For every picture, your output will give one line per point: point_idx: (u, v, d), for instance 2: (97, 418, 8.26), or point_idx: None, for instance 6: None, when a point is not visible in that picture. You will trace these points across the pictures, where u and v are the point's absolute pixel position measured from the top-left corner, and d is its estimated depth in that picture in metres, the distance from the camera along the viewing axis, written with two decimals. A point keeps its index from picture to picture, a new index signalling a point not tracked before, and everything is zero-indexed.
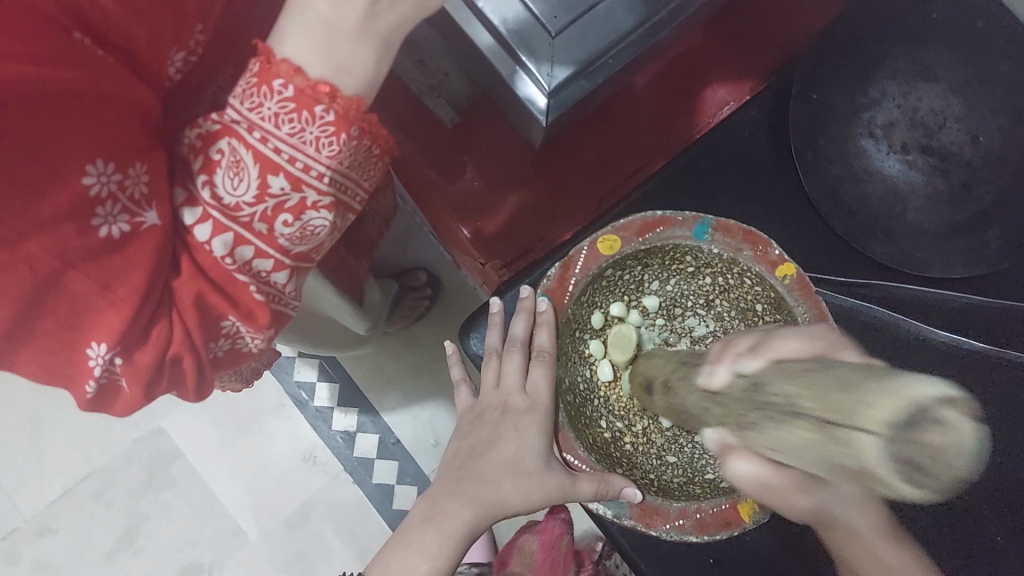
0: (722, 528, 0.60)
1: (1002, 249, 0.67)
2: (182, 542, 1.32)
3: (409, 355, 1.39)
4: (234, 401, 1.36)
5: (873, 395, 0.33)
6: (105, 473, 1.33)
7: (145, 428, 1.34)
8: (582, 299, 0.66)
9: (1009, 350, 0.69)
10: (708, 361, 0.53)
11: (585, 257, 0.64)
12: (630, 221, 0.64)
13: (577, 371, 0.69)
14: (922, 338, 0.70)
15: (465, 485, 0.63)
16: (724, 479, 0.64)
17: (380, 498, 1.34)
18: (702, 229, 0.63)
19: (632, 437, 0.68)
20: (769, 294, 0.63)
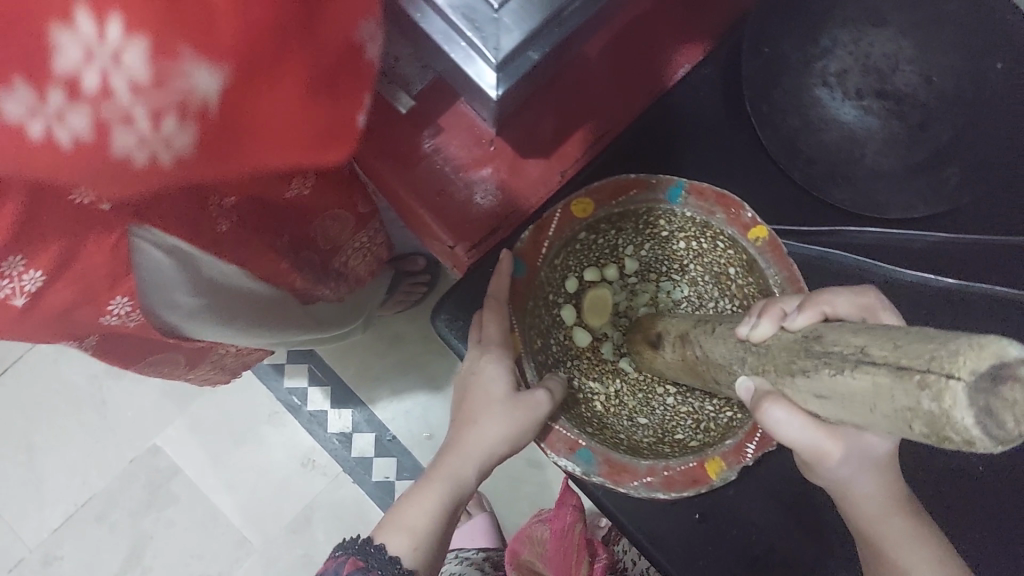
0: (689, 486, 0.66)
1: (961, 182, 0.68)
2: (190, 557, 1.32)
3: (393, 352, 1.41)
4: (225, 412, 1.37)
5: (966, 341, 0.32)
6: (104, 495, 1.32)
7: (141, 447, 1.34)
8: (556, 260, 0.72)
9: (976, 283, 0.70)
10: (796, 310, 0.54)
11: (559, 219, 0.69)
12: (602, 185, 0.70)
13: (553, 334, 0.74)
14: (887, 279, 0.71)
15: (456, 434, 0.67)
16: (693, 438, 0.70)
17: (382, 494, 1.36)
18: (676, 192, 0.69)
19: (606, 398, 0.74)
20: (743, 254, 0.68)
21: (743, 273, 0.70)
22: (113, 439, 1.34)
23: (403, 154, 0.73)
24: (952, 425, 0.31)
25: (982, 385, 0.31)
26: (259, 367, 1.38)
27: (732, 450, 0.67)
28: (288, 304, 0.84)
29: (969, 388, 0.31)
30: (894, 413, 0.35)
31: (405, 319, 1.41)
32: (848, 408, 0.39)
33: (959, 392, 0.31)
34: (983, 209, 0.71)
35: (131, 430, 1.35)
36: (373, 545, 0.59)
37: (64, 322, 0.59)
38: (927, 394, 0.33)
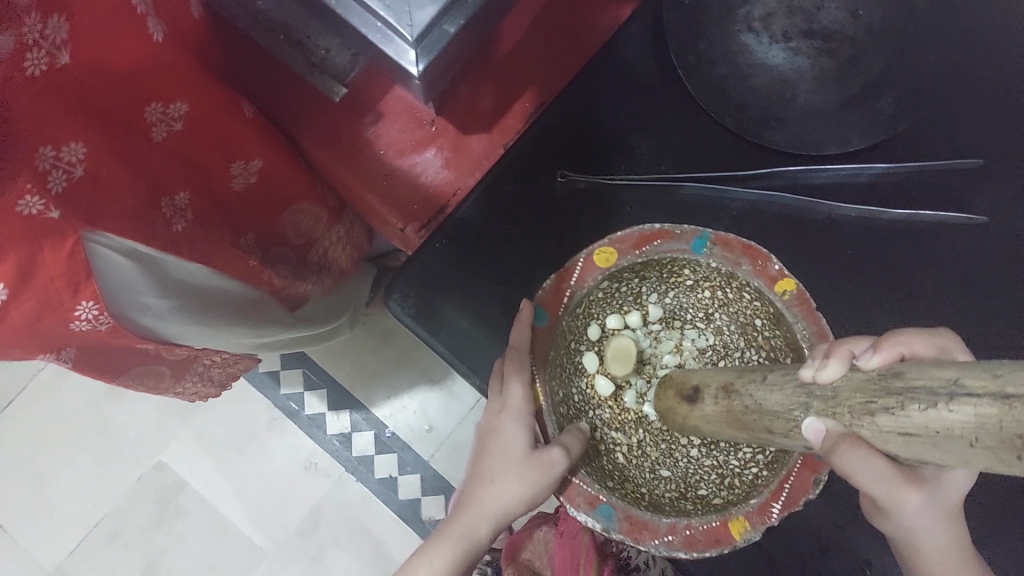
0: (712, 546, 0.62)
1: (896, 112, 0.68)
2: (203, 568, 1.34)
3: (384, 349, 1.43)
4: (226, 423, 1.39)
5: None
6: (116, 514, 1.35)
7: (147, 465, 1.37)
8: (577, 309, 0.69)
9: (924, 212, 0.70)
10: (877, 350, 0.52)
11: (581, 267, 0.67)
12: (626, 235, 0.66)
13: (573, 382, 0.73)
14: (834, 216, 0.70)
15: (472, 492, 0.66)
16: (716, 496, 0.67)
17: (386, 491, 1.37)
18: (699, 243, 0.66)
19: (627, 449, 0.71)
20: (768, 307, 0.65)
21: (771, 325, 0.67)
22: (119, 458, 1.37)
23: (346, 142, 0.75)
24: None
25: None
26: (255, 376, 1.40)
27: (757, 511, 0.63)
28: (273, 309, 0.83)
29: None
30: (1002, 444, 0.33)
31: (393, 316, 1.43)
32: (941, 447, 0.37)
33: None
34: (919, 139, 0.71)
35: (136, 449, 1.37)
36: None
37: (31, 335, 0.57)
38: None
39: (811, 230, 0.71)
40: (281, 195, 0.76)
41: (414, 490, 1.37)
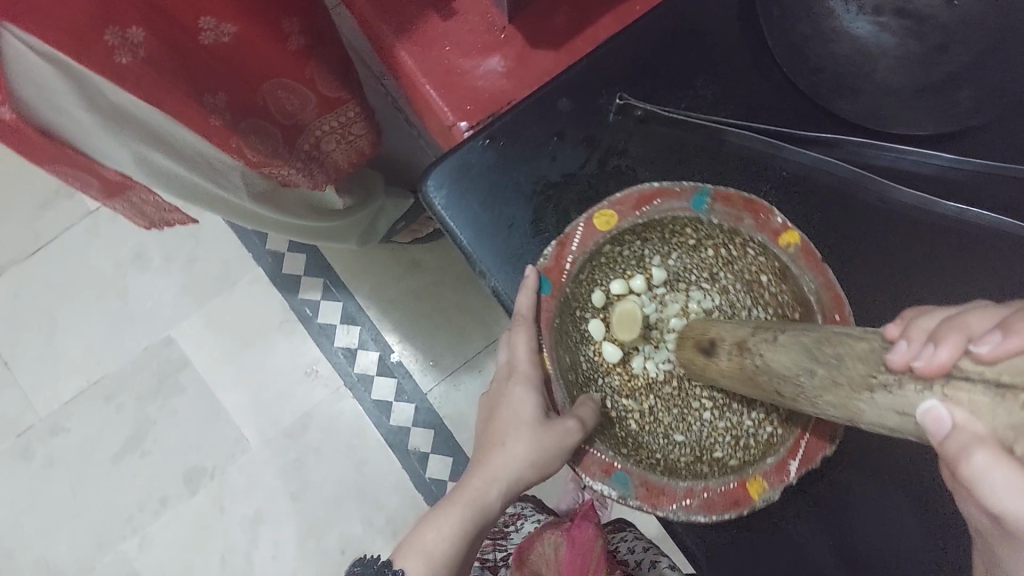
0: (731, 508, 0.66)
1: (975, 106, 0.67)
2: (187, 447, 1.36)
3: (410, 277, 1.43)
4: (239, 313, 1.41)
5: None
6: (116, 377, 1.38)
7: (156, 337, 1.39)
8: (580, 277, 0.70)
9: (980, 211, 0.69)
10: (916, 342, 0.42)
11: (581, 234, 0.67)
12: (626, 197, 0.67)
13: (579, 351, 0.74)
14: (885, 197, 0.69)
15: (485, 457, 0.67)
16: (732, 458, 0.69)
17: (379, 414, 1.38)
18: (700, 199, 0.67)
19: (640, 415, 0.73)
20: (774, 262, 0.67)
21: (777, 280, 0.68)
22: (131, 324, 1.39)
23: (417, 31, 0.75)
24: None
25: None
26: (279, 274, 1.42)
27: (774, 470, 0.67)
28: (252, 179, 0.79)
29: None
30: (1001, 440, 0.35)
31: (423, 247, 1.44)
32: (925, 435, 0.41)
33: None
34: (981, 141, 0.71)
35: (148, 320, 1.40)
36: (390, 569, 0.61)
37: None
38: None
39: (864, 209, 0.69)
40: (274, 62, 0.71)
41: (405, 419, 1.38)
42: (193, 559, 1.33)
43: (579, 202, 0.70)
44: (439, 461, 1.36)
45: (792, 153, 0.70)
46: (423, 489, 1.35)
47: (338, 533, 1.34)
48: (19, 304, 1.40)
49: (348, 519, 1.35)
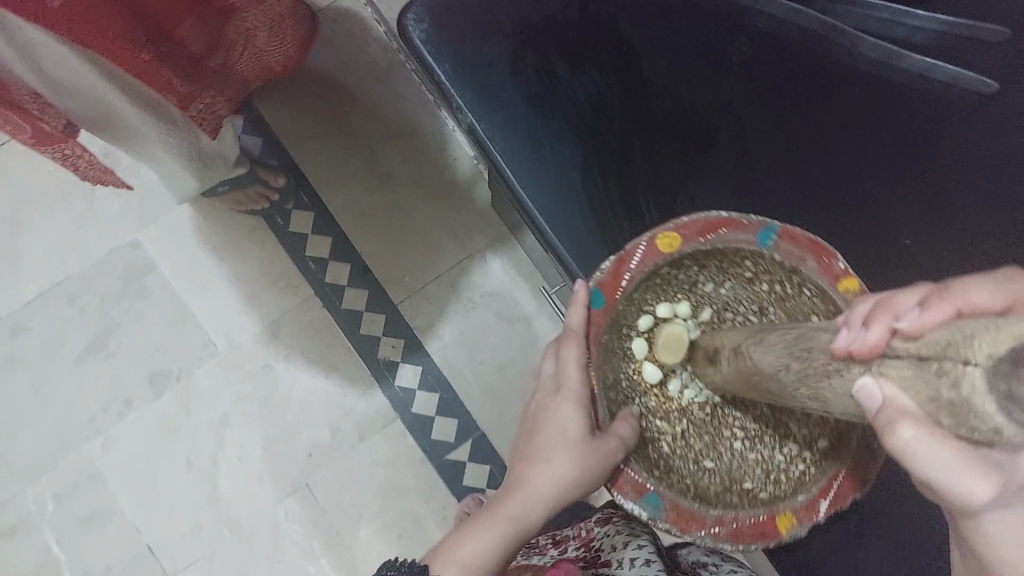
0: (757, 539, 0.69)
1: None
2: (152, 350, 1.35)
3: (382, 192, 1.40)
4: (208, 220, 1.38)
5: (981, 332, 0.42)
6: (79, 278, 1.36)
7: (122, 240, 1.37)
8: (632, 295, 0.74)
9: (948, 69, 0.76)
10: (856, 328, 0.53)
11: (642, 251, 0.71)
12: (691, 221, 0.70)
13: (623, 367, 0.80)
14: (855, 48, 0.78)
15: (530, 477, 0.72)
16: (760, 491, 0.72)
17: (349, 323, 1.38)
18: (766, 234, 0.69)
19: (673, 439, 0.78)
20: (829, 306, 0.67)
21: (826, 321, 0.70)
22: (95, 226, 1.37)
23: None
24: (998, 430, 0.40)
25: None
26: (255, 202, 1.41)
27: (804, 508, 0.69)
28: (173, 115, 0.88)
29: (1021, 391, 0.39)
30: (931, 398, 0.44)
31: (398, 159, 1.41)
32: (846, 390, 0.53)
33: (976, 378, 0.40)
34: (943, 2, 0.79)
35: (113, 223, 1.37)
36: (413, 563, 0.64)
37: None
38: (946, 379, 0.42)
39: (832, 59, 0.78)
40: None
41: (376, 328, 1.38)
42: (157, 459, 1.33)
43: (558, 43, 0.80)
44: (409, 369, 1.37)
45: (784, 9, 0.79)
46: (392, 397, 1.36)
47: (307, 437, 1.35)
48: None
49: (315, 425, 1.35)
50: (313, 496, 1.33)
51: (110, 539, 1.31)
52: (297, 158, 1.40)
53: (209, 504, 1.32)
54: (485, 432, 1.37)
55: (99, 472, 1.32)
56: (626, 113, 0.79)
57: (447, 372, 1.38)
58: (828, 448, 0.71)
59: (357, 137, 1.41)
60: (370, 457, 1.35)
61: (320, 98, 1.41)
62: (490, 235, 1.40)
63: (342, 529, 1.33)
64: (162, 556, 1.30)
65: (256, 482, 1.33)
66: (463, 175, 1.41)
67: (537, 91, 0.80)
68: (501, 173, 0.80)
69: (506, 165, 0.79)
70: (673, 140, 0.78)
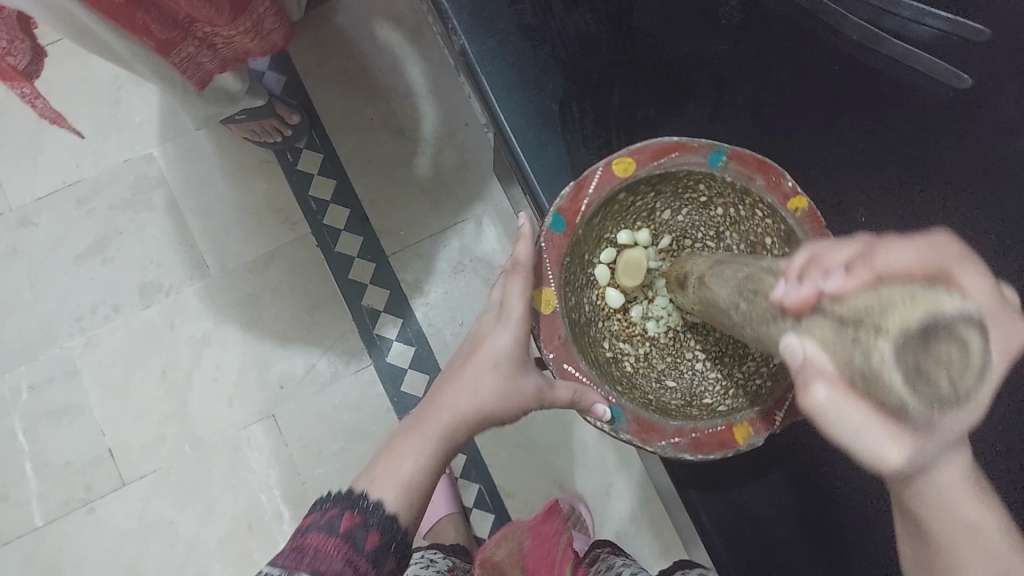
0: (718, 448, 0.75)
1: None
2: (148, 263, 1.39)
3: (390, 147, 1.45)
4: (223, 146, 1.43)
5: (901, 303, 0.43)
6: (91, 183, 1.41)
7: (139, 153, 1.42)
8: (595, 223, 0.80)
9: (922, 55, 0.83)
10: (792, 280, 0.57)
11: (600, 178, 0.76)
12: (645, 148, 0.77)
13: (590, 297, 0.85)
14: (836, 25, 0.85)
15: (452, 396, 0.76)
16: (720, 405, 0.81)
17: (340, 266, 1.41)
18: (717, 156, 0.76)
19: (636, 359, 0.85)
20: (780, 224, 0.75)
21: (780, 243, 0.77)
22: (116, 136, 1.42)
23: None
24: (886, 372, 0.43)
25: (910, 342, 0.42)
26: None
27: (761, 419, 0.75)
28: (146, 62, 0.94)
29: (895, 343, 0.42)
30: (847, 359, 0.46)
31: (412, 117, 1.45)
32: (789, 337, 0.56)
33: (883, 349, 0.43)
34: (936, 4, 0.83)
35: (134, 135, 1.43)
36: (365, 501, 0.68)
37: None
38: (858, 353, 0.45)
39: (818, 28, 0.86)
40: None
41: (365, 276, 1.41)
42: (133, 366, 1.36)
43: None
44: (389, 319, 1.40)
45: None
46: (369, 344, 1.39)
47: (280, 369, 1.37)
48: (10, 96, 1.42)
49: (291, 358, 1.38)
50: (277, 427, 1.35)
51: (76, 436, 1.34)
52: (317, 101, 1.45)
53: (176, 417, 1.35)
54: None
55: (77, 369, 1.36)
56: (614, 55, 0.86)
57: (426, 329, 1.40)
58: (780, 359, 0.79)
59: (375, 89, 1.45)
60: (338, 398, 1.37)
61: (350, 47, 1.46)
62: (488, 204, 1.44)
63: (300, 464, 1.34)
64: (122, 460, 1.33)
65: (225, 404, 1.35)
66: (473, 141, 1.46)
67: (531, 23, 0.86)
68: (488, 103, 0.87)
69: (492, 93, 0.86)
70: (650, 82, 0.86)
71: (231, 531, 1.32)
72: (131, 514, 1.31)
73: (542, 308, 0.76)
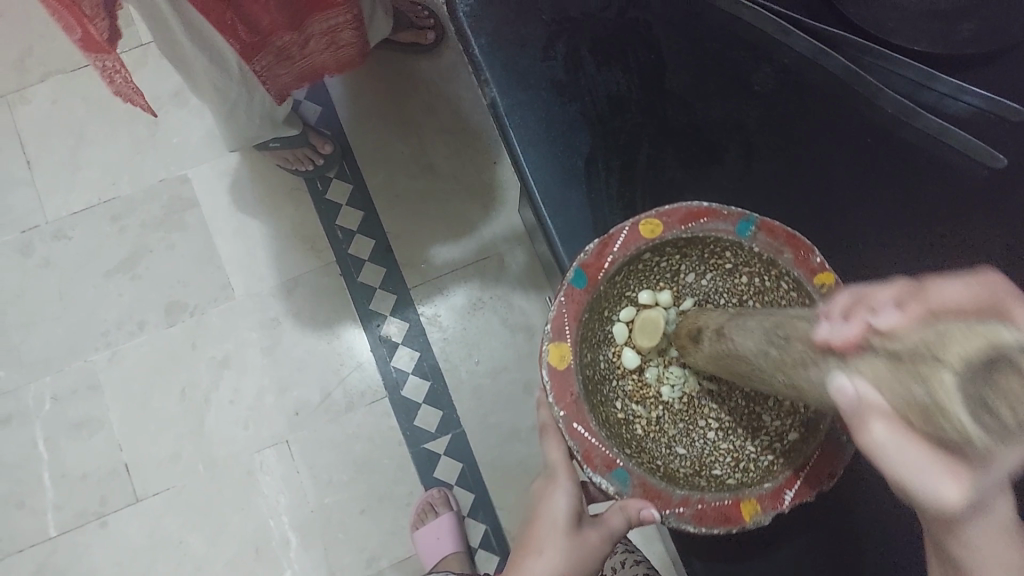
0: (721, 524, 0.69)
1: (971, 37, 0.79)
2: (175, 282, 1.42)
3: (420, 180, 1.46)
4: (255, 171, 1.45)
5: (960, 334, 0.41)
6: (126, 201, 1.44)
7: (173, 174, 1.45)
8: (616, 279, 0.76)
9: (959, 132, 0.81)
10: (836, 320, 0.52)
11: (626, 236, 0.74)
12: (673, 211, 0.74)
13: (603, 352, 0.80)
14: (872, 100, 0.84)
15: (514, 569, 0.72)
16: (730, 477, 0.74)
17: (361, 296, 1.42)
18: (745, 226, 0.73)
19: (646, 422, 0.79)
20: (803, 299, 0.71)
21: None
22: (153, 156, 1.45)
23: None
24: (948, 409, 0.40)
25: (972, 376, 0.39)
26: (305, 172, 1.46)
27: (770, 496, 0.70)
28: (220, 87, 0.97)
29: (957, 378, 0.40)
30: (908, 397, 0.43)
31: (443, 151, 1.47)
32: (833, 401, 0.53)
33: (946, 382, 0.40)
34: (974, 84, 0.81)
35: (170, 155, 1.46)
36: None
37: None
38: (919, 387, 0.42)
39: (852, 102, 0.84)
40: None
41: (385, 307, 1.42)
42: (153, 383, 1.38)
43: (590, 40, 0.86)
44: (407, 352, 1.40)
45: (815, 52, 0.85)
46: (385, 376, 1.39)
47: (296, 395, 1.38)
48: (54, 113, 1.46)
49: (307, 385, 1.39)
50: (289, 453, 1.36)
51: (94, 449, 1.36)
52: (350, 132, 1.47)
53: (192, 437, 1.36)
54: (466, 429, 1.38)
55: (99, 383, 1.38)
56: (641, 117, 0.85)
57: (443, 364, 1.40)
58: (798, 438, 0.72)
59: (409, 121, 1.47)
60: (351, 428, 1.37)
61: (385, 81, 1.48)
62: (513, 243, 1.44)
63: (309, 492, 1.35)
64: (136, 476, 1.35)
65: (240, 427, 1.37)
66: (501, 178, 1.46)
67: (561, 79, 0.85)
68: (513, 153, 0.85)
69: (519, 144, 0.84)
70: (679, 145, 0.84)
71: (237, 554, 1.32)
72: (142, 530, 1.33)
73: (556, 363, 0.72)
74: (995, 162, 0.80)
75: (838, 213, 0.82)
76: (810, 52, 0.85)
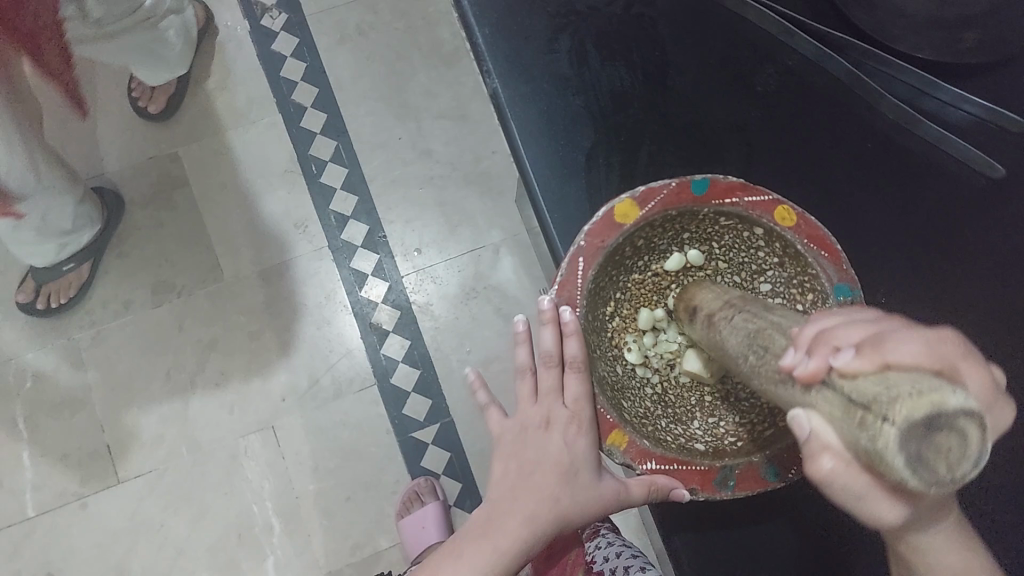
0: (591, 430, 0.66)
1: (976, 46, 0.78)
2: (164, 262, 1.40)
3: (416, 167, 1.44)
4: (248, 150, 1.43)
5: (906, 393, 0.37)
6: (115, 176, 1.42)
7: (164, 151, 1.43)
8: (721, 223, 0.68)
9: (957, 141, 0.80)
10: (800, 350, 0.47)
11: (767, 201, 0.65)
12: (813, 223, 0.65)
13: (655, 260, 0.74)
14: (874, 105, 0.84)
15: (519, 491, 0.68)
16: (631, 411, 0.68)
17: (354, 281, 1.40)
18: (842, 290, 0.64)
19: (617, 323, 0.74)
20: None
21: None
22: (143, 132, 1.43)
23: None
24: (887, 461, 0.37)
25: (914, 430, 0.36)
26: (301, 155, 1.44)
27: (641, 450, 0.65)
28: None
29: (901, 432, 0.36)
30: (849, 448, 0.40)
31: (440, 139, 1.45)
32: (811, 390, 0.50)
33: (888, 440, 0.36)
34: (974, 93, 0.80)
35: (160, 132, 1.43)
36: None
37: None
38: (862, 436, 0.38)
39: (852, 104, 0.84)
40: None
41: (376, 294, 1.40)
42: (137, 365, 1.36)
43: (595, 34, 0.85)
44: (397, 340, 1.39)
45: (816, 56, 0.85)
46: (375, 363, 1.38)
47: (284, 380, 1.37)
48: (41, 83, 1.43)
49: (295, 369, 1.37)
50: (274, 438, 1.35)
51: (74, 429, 1.34)
52: (347, 116, 1.45)
53: (176, 419, 1.35)
54: (454, 419, 1.37)
55: (82, 363, 1.36)
56: (643, 113, 0.84)
57: (433, 353, 1.39)
58: (701, 450, 0.67)
59: (405, 108, 1.45)
60: (338, 416, 1.36)
61: (383, 65, 1.46)
62: (507, 234, 1.43)
63: (293, 478, 1.34)
64: (119, 457, 1.33)
65: (225, 410, 1.35)
66: (495, 168, 1.45)
67: (565, 73, 0.84)
68: (512, 142, 0.84)
69: (518, 134, 0.83)
70: (679, 143, 0.84)
71: (219, 539, 1.32)
72: (123, 513, 1.32)
73: (616, 213, 0.66)
74: (992, 172, 0.79)
75: (840, 218, 0.82)
76: (811, 55, 0.85)
